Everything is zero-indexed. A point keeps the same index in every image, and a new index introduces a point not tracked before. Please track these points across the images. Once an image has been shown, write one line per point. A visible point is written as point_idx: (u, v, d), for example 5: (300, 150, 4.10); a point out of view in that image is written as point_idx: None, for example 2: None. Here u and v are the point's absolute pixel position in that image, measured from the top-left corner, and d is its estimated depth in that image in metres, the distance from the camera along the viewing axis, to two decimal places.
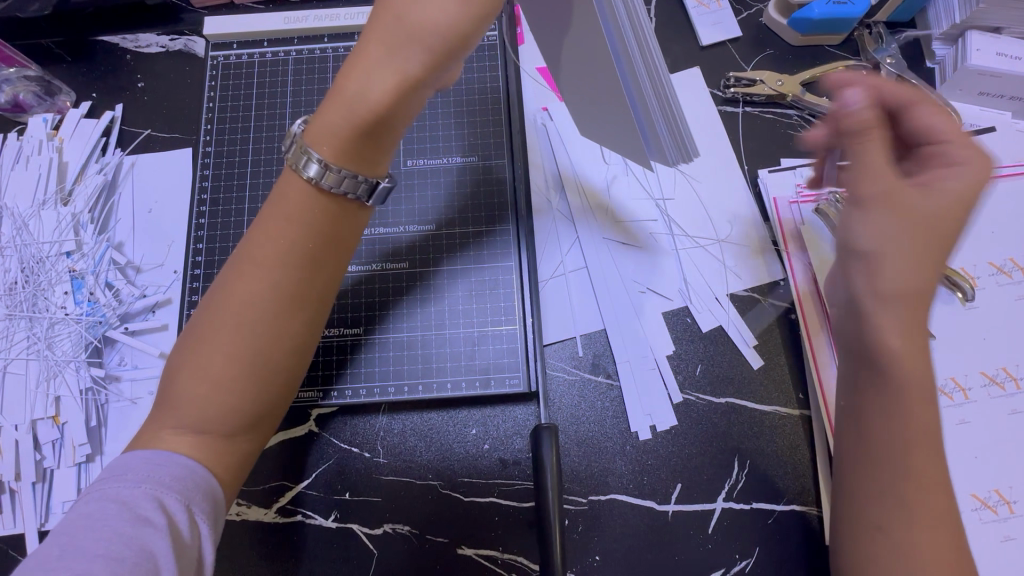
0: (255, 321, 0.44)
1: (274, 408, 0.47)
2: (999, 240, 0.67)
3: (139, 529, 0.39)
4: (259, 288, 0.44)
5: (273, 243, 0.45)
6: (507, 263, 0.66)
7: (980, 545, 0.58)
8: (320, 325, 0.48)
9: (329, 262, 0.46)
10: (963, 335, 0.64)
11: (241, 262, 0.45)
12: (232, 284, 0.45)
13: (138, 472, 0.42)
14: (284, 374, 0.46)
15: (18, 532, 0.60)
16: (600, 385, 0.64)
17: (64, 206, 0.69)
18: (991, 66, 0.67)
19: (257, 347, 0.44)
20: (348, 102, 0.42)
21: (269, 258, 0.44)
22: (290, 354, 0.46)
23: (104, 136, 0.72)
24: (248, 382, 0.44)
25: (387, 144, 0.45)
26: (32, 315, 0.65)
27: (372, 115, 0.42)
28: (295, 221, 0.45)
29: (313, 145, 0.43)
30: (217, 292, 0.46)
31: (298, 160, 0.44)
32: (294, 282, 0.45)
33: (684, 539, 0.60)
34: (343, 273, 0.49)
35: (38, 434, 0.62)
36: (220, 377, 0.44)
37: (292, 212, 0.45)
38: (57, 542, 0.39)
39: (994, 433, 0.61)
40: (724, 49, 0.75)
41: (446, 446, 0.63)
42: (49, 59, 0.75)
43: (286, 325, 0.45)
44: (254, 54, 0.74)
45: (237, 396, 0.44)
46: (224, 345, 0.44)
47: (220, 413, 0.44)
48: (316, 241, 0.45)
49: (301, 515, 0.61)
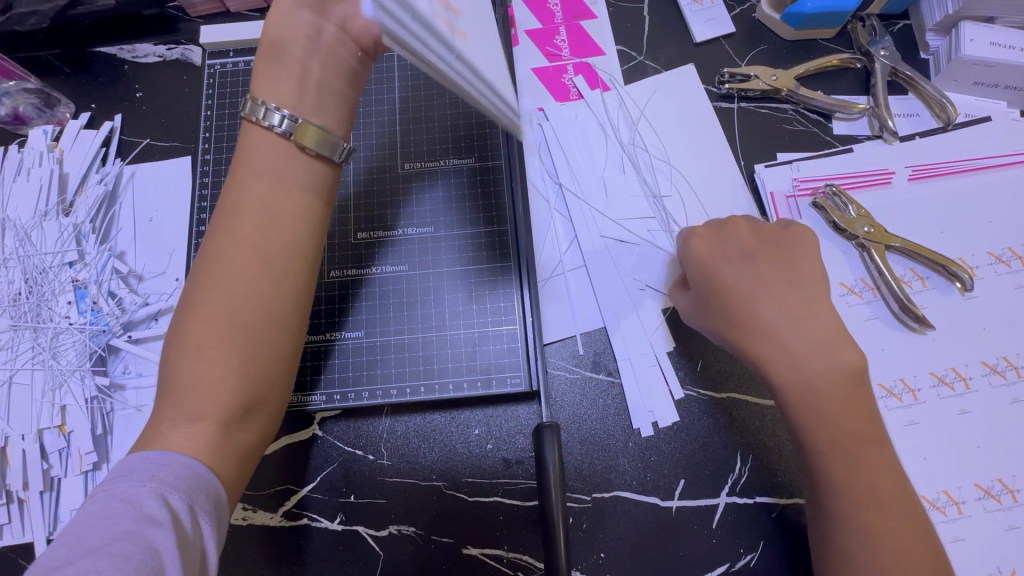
0: (228, 280, 0.46)
1: (265, 380, 0.47)
2: (997, 229, 0.67)
3: (145, 526, 0.39)
4: (230, 247, 0.47)
5: (239, 200, 0.48)
6: (506, 263, 0.66)
7: (983, 534, 0.58)
8: (300, 285, 0.49)
9: (294, 219, 0.48)
10: (962, 325, 0.64)
11: (214, 227, 0.49)
12: (208, 247, 0.48)
13: (143, 472, 0.42)
14: (263, 338, 0.47)
15: (28, 540, 0.61)
16: (601, 383, 0.64)
17: (66, 216, 0.70)
18: (985, 56, 0.67)
19: (234, 310, 0.46)
20: (267, 46, 0.48)
21: (237, 214, 0.48)
22: (267, 314, 0.47)
23: (104, 146, 0.73)
24: (227, 350, 0.45)
25: (296, 75, 0.48)
26: (36, 325, 0.65)
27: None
28: (255, 177, 0.48)
29: (254, 92, 0.49)
30: (197, 263, 0.48)
31: (250, 110, 0.48)
32: (259, 237, 0.47)
33: (689, 534, 0.60)
34: (312, 228, 0.50)
35: (45, 443, 0.63)
36: (203, 347, 0.45)
37: (255, 168, 0.48)
38: (65, 541, 0.39)
39: (996, 421, 0.61)
40: (718, 45, 0.75)
41: (450, 447, 0.63)
42: (48, 72, 0.76)
43: (256, 283, 0.47)
44: (250, 62, 0.74)
45: (221, 366, 0.45)
46: (202, 309, 0.46)
47: (208, 392, 0.45)
48: (276, 196, 0.48)
49: (307, 519, 0.61)
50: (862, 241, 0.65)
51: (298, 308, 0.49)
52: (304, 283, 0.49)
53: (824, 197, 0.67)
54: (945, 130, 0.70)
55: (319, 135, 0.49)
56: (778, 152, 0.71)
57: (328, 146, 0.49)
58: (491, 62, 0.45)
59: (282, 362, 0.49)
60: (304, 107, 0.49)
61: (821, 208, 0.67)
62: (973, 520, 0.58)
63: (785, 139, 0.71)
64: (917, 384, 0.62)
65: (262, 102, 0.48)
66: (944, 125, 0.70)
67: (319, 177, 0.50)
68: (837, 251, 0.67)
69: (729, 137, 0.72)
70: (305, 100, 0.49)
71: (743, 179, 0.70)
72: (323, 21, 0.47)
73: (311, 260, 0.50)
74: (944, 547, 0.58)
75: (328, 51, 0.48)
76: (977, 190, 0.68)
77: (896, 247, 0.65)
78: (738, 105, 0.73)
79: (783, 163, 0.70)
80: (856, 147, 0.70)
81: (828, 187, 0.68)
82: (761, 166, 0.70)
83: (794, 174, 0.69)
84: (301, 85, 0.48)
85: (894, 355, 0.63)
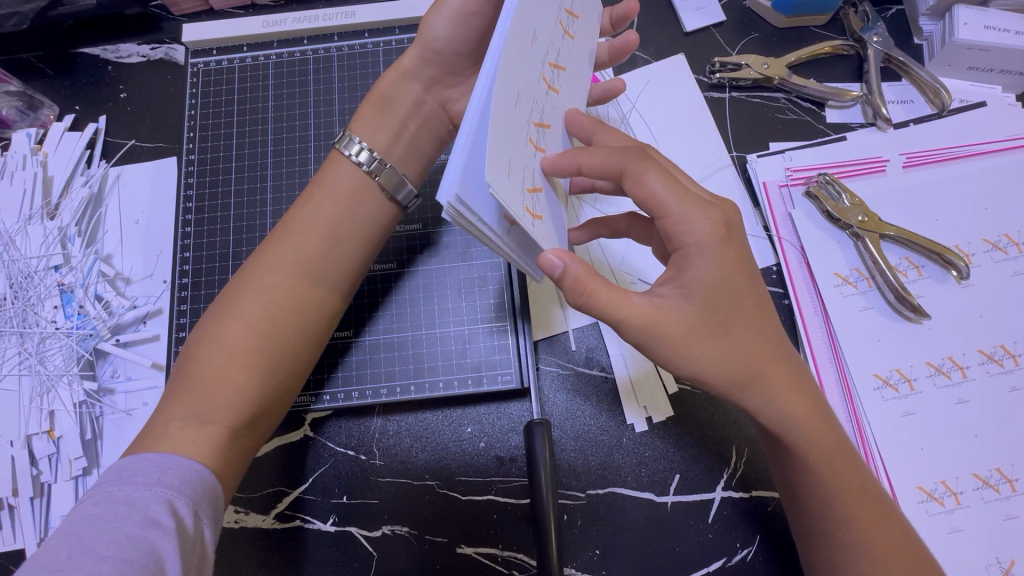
0: (276, 292, 0.52)
1: (275, 393, 0.51)
2: (994, 215, 0.66)
3: (149, 531, 0.39)
4: (287, 261, 0.53)
5: (308, 220, 0.55)
6: (496, 259, 0.65)
7: (981, 524, 0.57)
8: (335, 307, 0.56)
9: (350, 247, 0.56)
10: (959, 313, 0.63)
11: (277, 239, 0.55)
12: (265, 255, 0.54)
13: (147, 475, 0.42)
14: (291, 354, 0.52)
15: (18, 548, 0.60)
16: (594, 378, 0.64)
17: (51, 220, 0.69)
18: (979, 40, 0.66)
19: (275, 322, 0.51)
20: (375, 97, 0.60)
21: (304, 232, 0.54)
22: (303, 333, 0.53)
23: (88, 148, 0.72)
24: (257, 357, 0.50)
25: (393, 128, 0.60)
26: (22, 331, 0.65)
27: (381, 96, 0.60)
28: (324, 202, 0.56)
29: (353, 129, 0.59)
30: (247, 267, 0.54)
31: (343, 143, 0.58)
32: (320, 262, 0.54)
33: (684, 529, 0.59)
34: (358, 263, 0.57)
35: (34, 450, 0.62)
36: (235, 350, 0.49)
37: (331, 193, 0.56)
38: (64, 544, 0.38)
39: (993, 410, 0.60)
40: (708, 34, 0.74)
41: (442, 445, 0.63)
42: (30, 74, 0.75)
43: (305, 302, 0.53)
44: (234, 60, 0.73)
45: (245, 372, 0.49)
46: (246, 314, 0.50)
47: (227, 395, 0.48)
48: (345, 224, 0.56)
49: (300, 520, 0.61)
50: (857, 230, 0.64)
51: (323, 331, 0.55)
52: (337, 308, 0.56)
53: (816, 186, 0.66)
54: (939, 116, 0.69)
55: (392, 178, 0.57)
56: (771, 142, 0.70)
57: (396, 186, 0.58)
58: (561, 225, 0.46)
59: (296, 377, 0.53)
60: (391, 157, 0.59)
61: (813, 197, 0.66)
62: (971, 511, 0.58)
63: (778, 128, 0.70)
64: (914, 373, 0.62)
65: (356, 139, 0.58)
66: (938, 111, 0.69)
67: (383, 217, 0.58)
68: (831, 241, 0.66)
69: (721, 127, 0.71)
70: (395, 150, 0.59)
71: (735, 170, 0.69)
72: (426, 93, 0.62)
73: (347, 290, 0.56)
74: (942, 538, 0.57)
75: (425, 114, 0.62)
76: (973, 175, 0.67)
77: (890, 235, 0.64)
78: (729, 95, 0.72)
79: (776, 153, 0.69)
80: (850, 135, 0.69)
81: (821, 176, 0.67)
82: (753, 156, 0.69)
83: (787, 164, 0.68)
84: (394, 137, 0.59)
85: (890, 345, 0.63)
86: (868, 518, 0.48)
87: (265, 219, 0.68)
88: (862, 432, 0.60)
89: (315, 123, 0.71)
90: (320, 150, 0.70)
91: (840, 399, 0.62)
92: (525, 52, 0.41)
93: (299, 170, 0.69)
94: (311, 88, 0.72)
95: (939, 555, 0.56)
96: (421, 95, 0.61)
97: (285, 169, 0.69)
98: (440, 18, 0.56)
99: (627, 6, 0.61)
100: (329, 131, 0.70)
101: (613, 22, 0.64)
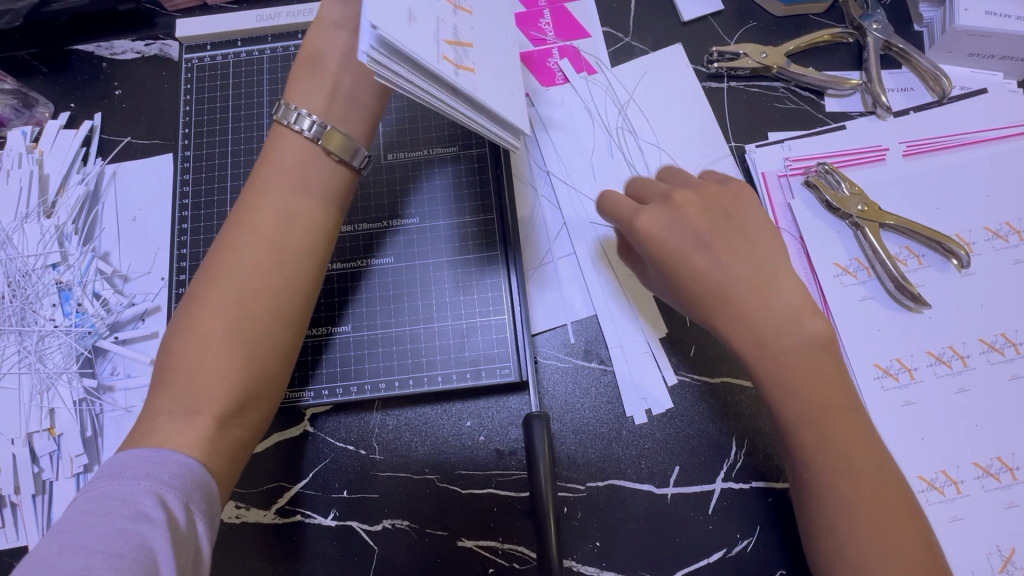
0: (239, 271, 0.51)
1: (260, 375, 0.50)
2: (995, 204, 0.65)
3: (139, 525, 0.40)
4: (245, 240, 0.52)
5: (262, 196, 0.53)
6: (493, 252, 0.65)
7: (981, 513, 0.57)
8: (306, 277, 0.53)
9: (309, 215, 0.54)
10: (960, 301, 0.63)
11: (235, 220, 0.53)
12: (225, 239, 0.52)
13: (136, 470, 0.43)
14: (264, 333, 0.50)
15: (21, 544, 0.61)
16: (593, 371, 0.64)
17: (47, 218, 0.69)
18: (980, 25, 0.65)
19: (243, 301, 0.50)
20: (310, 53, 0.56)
21: (259, 210, 0.53)
22: (274, 310, 0.51)
23: (84, 146, 0.72)
24: (230, 341, 0.49)
25: (347, 103, 0.56)
26: (21, 329, 0.65)
27: (311, 55, 0.56)
28: (274, 177, 0.54)
29: (287, 98, 0.56)
30: (215, 252, 0.53)
31: (282, 114, 0.55)
32: (277, 235, 0.52)
33: (685, 521, 0.59)
34: (318, 229, 0.54)
35: (35, 447, 0.63)
36: (208, 338, 0.48)
37: (279, 168, 0.54)
38: (55, 540, 0.39)
39: (993, 398, 0.60)
40: (706, 23, 0.73)
41: (441, 439, 0.63)
42: (25, 72, 0.74)
43: (266, 277, 0.51)
44: (229, 55, 0.72)
45: (224, 355, 0.48)
46: (211, 300, 0.50)
47: (206, 383, 0.48)
48: (298, 195, 0.53)
49: (301, 515, 0.61)
50: (856, 220, 0.64)
51: (300, 303, 0.53)
52: (309, 279, 0.54)
53: (816, 175, 0.66)
54: (940, 104, 0.68)
55: (344, 145, 0.55)
56: (770, 132, 0.69)
57: (347, 151, 0.55)
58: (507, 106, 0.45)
59: (280, 358, 0.52)
60: (333, 116, 0.56)
61: (813, 186, 0.66)
62: (972, 499, 0.58)
63: (777, 117, 0.70)
64: (914, 363, 0.61)
65: (296, 108, 0.55)
66: (939, 99, 0.68)
67: (337, 182, 0.55)
68: (830, 231, 0.65)
69: (718, 118, 0.70)
70: (334, 109, 0.55)
71: (734, 161, 0.68)
72: None
73: (317, 258, 0.54)
74: (942, 527, 0.57)
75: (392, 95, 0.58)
76: (974, 163, 0.66)
77: (890, 224, 0.64)
78: (727, 84, 0.71)
79: (775, 142, 0.68)
80: (849, 124, 0.69)
81: (821, 166, 0.66)
82: (752, 146, 0.68)
83: (786, 154, 0.68)
84: (334, 98, 0.55)
85: (890, 335, 0.62)
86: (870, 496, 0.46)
87: None
88: None
89: None
90: None
91: None
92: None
93: None
94: None
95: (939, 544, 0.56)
96: None
97: None
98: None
99: None
100: None
101: None
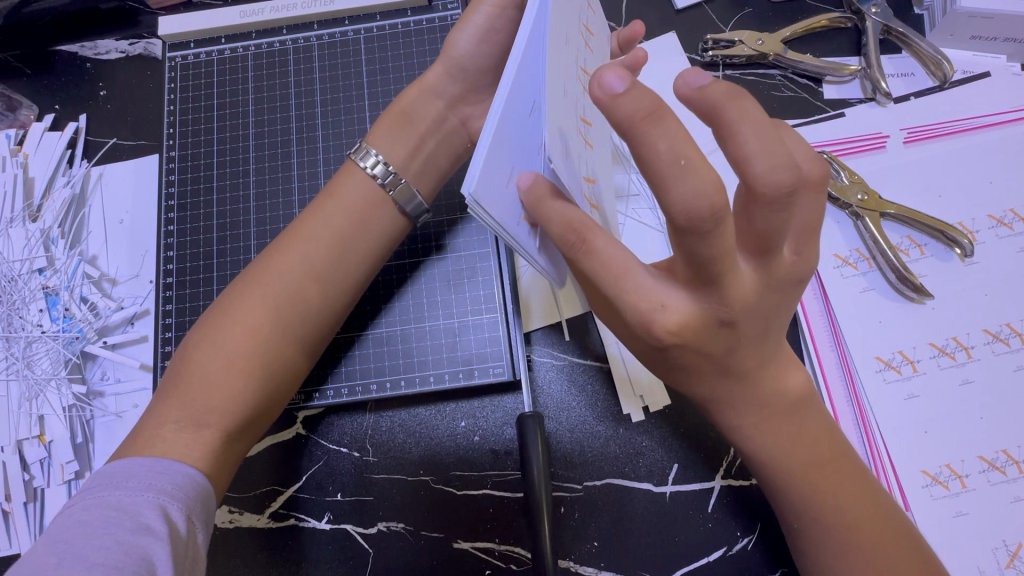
0: (281, 295, 0.51)
1: (272, 398, 0.50)
2: (998, 190, 0.63)
3: (140, 536, 0.38)
4: (293, 264, 0.52)
5: (317, 226, 0.54)
6: (484, 250, 0.64)
7: (985, 506, 0.56)
8: (337, 310, 0.54)
9: (360, 255, 0.55)
10: (963, 291, 0.61)
11: (285, 243, 0.54)
12: (272, 259, 0.53)
13: (140, 480, 0.42)
14: (289, 359, 0.51)
15: (13, 552, 0.60)
16: (588, 368, 0.63)
17: (33, 222, 0.68)
18: (982, 7, 0.64)
19: (276, 326, 0.50)
20: (402, 110, 0.59)
21: (311, 238, 0.53)
22: (306, 339, 0.52)
23: (69, 148, 0.71)
24: (257, 361, 0.49)
25: (412, 144, 0.58)
26: (8, 335, 0.64)
27: (403, 110, 0.58)
28: (334, 212, 0.55)
29: (369, 141, 0.58)
30: (254, 269, 0.53)
31: (357, 153, 0.57)
32: (328, 269, 0.53)
33: (684, 519, 0.58)
34: (364, 269, 0.56)
35: (26, 454, 0.62)
36: (234, 354, 0.48)
37: (343, 203, 0.55)
38: (53, 551, 0.37)
39: (998, 391, 0.59)
40: (700, 11, 0.71)
41: (435, 440, 0.62)
42: (8, 74, 0.73)
43: (307, 308, 0.52)
44: (212, 53, 0.71)
45: (243, 375, 0.48)
46: (248, 317, 0.49)
47: (221, 399, 0.47)
48: (354, 232, 0.55)
49: (295, 519, 0.60)
50: (856, 210, 0.62)
51: (325, 337, 0.54)
52: (340, 312, 0.55)
53: None
54: (941, 89, 0.67)
55: (405, 191, 0.57)
56: None
57: (407, 199, 0.57)
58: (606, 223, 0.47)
59: (294, 382, 0.52)
60: (407, 172, 0.58)
61: None
62: (976, 494, 0.56)
63: (775, 105, 0.68)
64: (917, 355, 0.60)
65: (372, 151, 0.57)
66: (940, 83, 0.66)
67: (394, 227, 0.57)
68: (830, 222, 0.64)
69: None
70: (411, 166, 0.58)
71: None
72: (448, 112, 0.60)
73: (351, 298, 0.55)
74: (946, 522, 0.56)
75: (444, 132, 0.60)
76: (977, 149, 0.65)
77: (891, 214, 0.62)
78: (723, 73, 0.69)
79: None
80: (849, 111, 0.67)
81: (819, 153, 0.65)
82: None
83: None
84: (412, 153, 0.58)
85: (891, 327, 0.61)
86: (873, 524, 0.46)
87: (248, 217, 0.66)
88: (863, 415, 0.59)
89: (297, 114, 0.69)
90: (303, 144, 0.68)
91: (838, 376, 0.61)
92: (562, 38, 0.39)
93: (282, 165, 0.67)
94: (292, 80, 0.70)
95: (943, 541, 0.55)
96: (443, 112, 0.60)
97: (268, 165, 0.68)
98: (465, 35, 0.55)
99: (633, 29, 0.59)
100: (311, 124, 0.68)
101: (621, 45, 0.60)
